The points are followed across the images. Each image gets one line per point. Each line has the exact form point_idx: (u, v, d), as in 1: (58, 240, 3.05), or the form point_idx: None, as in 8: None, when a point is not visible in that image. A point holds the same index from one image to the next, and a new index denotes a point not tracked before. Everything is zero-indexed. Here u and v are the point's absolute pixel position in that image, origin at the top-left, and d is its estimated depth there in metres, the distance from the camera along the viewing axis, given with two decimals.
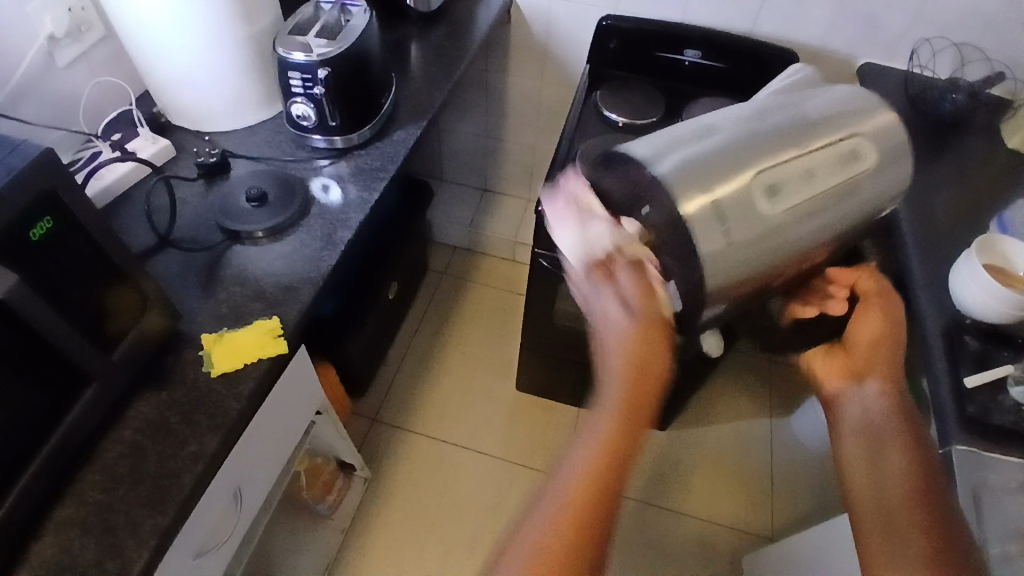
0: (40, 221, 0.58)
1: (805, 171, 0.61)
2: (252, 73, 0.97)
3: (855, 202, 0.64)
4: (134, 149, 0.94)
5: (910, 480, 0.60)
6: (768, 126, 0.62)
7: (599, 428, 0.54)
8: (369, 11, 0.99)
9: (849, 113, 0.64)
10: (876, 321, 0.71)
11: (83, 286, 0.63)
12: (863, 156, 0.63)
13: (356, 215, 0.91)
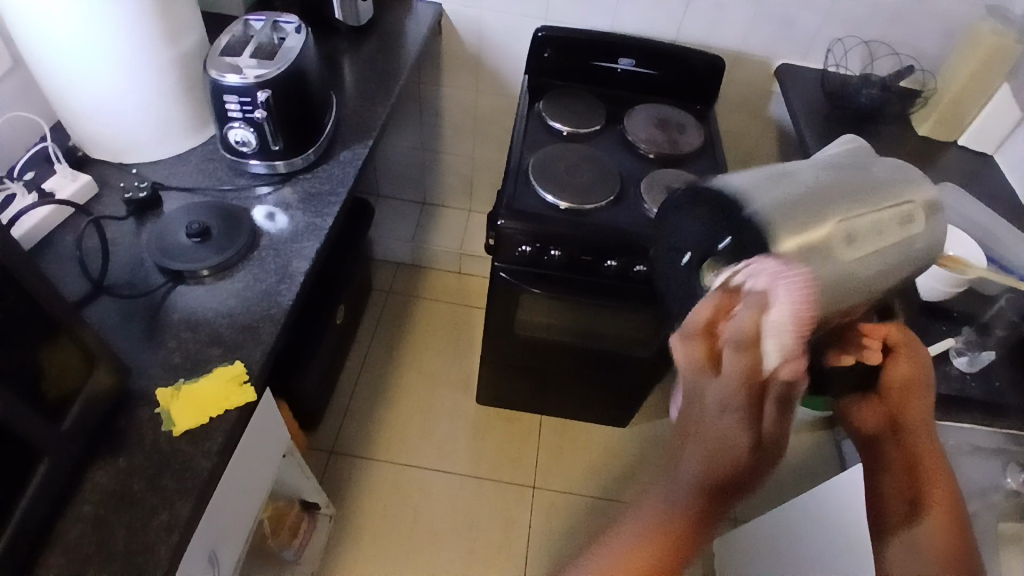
0: None
1: (865, 223, 0.52)
2: (180, 98, 0.90)
3: (909, 258, 0.54)
4: (52, 188, 0.85)
5: (949, 541, 0.47)
6: (839, 182, 0.54)
7: (634, 529, 0.39)
8: (305, 27, 0.95)
9: (913, 178, 0.56)
10: (914, 377, 0.58)
11: (20, 350, 0.56)
12: (918, 220, 0.54)
13: (312, 243, 0.86)
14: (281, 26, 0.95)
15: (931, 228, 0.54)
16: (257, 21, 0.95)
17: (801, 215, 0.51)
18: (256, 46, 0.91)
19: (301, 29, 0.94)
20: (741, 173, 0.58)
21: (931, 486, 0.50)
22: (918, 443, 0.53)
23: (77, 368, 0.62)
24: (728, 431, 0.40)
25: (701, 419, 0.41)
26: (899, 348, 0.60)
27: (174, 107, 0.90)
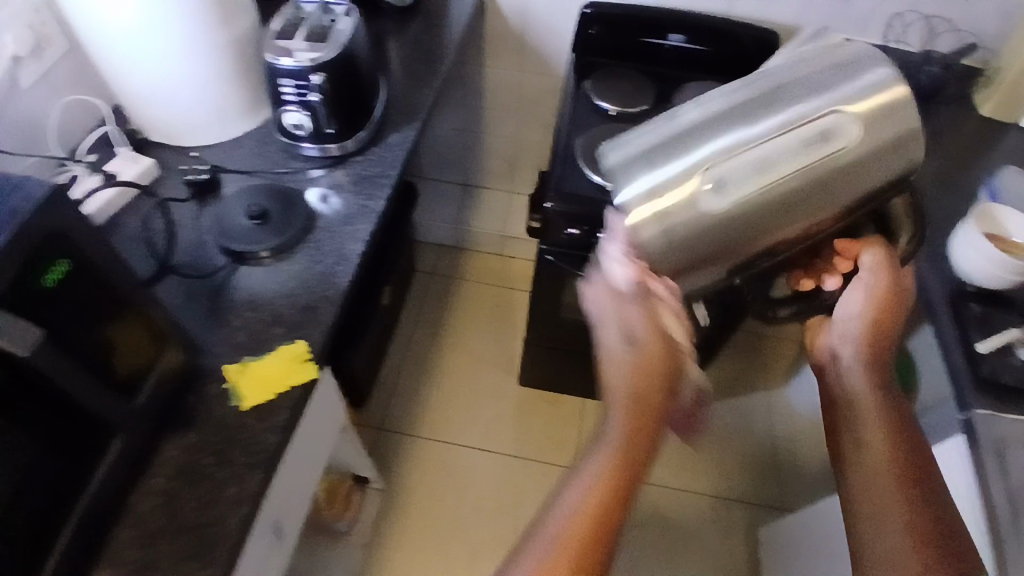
0: (56, 264, 0.53)
1: (770, 156, 0.65)
2: (237, 82, 0.91)
3: (832, 174, 0.66)
4: (116, 171, 0.88)
5: (898, 470, 0.61)
6: (765, 115, 0.65)
7: (578, 497, 0.56)
8: (355, 10, 0.95)
9: (874, 93, 0.66)
10: (897, 293, 0.70)
11: (99, 330, 0.58)
12: (836, 136, 0.65)
13: (366, 225, 0.87)
14: (331, 9, 0.95)
15: (855, 138, 0.65)
16: (307, 4, 0.95)
17: (696, 166, 0.65)
18: (308, 29, 0.91)
19: (352, 12, 0.94)
20: (644, 124, 0.71)
21: (895, 426, 0.63)
22: (858, 391, 0.66)
23: (149, 346, 0.65)
24: (626, 379, 0.60)
25: (611, 356, 0.62)
26: (881, 263, 0.72)
27: (230, 91, 0.92)
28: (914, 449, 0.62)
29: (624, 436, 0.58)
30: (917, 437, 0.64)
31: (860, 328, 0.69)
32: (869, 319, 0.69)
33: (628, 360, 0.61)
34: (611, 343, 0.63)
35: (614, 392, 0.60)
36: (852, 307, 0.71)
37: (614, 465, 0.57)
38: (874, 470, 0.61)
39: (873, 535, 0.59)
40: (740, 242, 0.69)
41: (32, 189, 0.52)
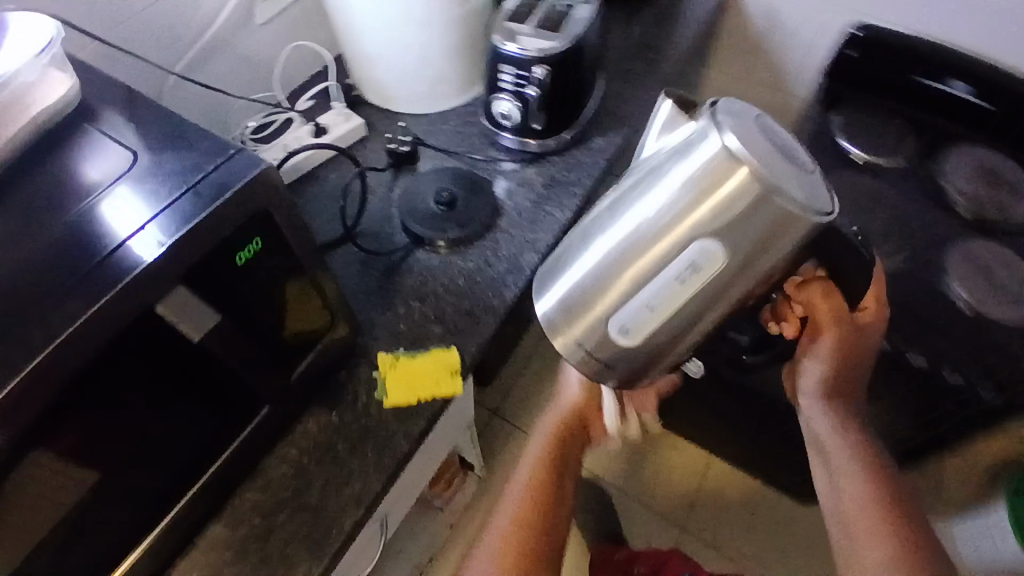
0: (250, 243, 0.50)
1: (658, 295, 0.48)
2: (457, 56, 0.88)
3: (741, 277, 0.48)
4: (325, 125, 0.87)
5: (873, 502, 0.55)
6: (612, 249, 0.50)
7: (506, 518, 0.58)
8: (597, 7, 0.86)
9: (712, 185, 0.45)
10: (857, 339, 0.61)
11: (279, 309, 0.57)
12: (707, 253, 0.46)
13: (546, 236, 0.81)
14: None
15: (727, 254, 0.46)
16: None
17: (589, 314, 0.52)
18: (542, 14, 0.85)
19: (592, 3, 0.86)
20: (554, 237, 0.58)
21: (872, 471, 0.57)
22: (826, 429, 0.60)
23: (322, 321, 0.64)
24: (565, 413, 0.65)
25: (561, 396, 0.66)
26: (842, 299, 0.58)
27: (448, 65, 0.88)
28: (889, 488, 0.56)
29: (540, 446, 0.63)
30: (894, 478, 0.57)
31: (818, 381, 0.61)
32: (827, 357, 0.60)
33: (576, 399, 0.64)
34: (575, 380, 0.65)
35: (547, 422, 0.65)
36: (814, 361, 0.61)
37: (543, 467, 0.61)
38: (852, 515, 0.55)
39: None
40: (666, 355, 0.54)
41: (246, 171, 0.49)
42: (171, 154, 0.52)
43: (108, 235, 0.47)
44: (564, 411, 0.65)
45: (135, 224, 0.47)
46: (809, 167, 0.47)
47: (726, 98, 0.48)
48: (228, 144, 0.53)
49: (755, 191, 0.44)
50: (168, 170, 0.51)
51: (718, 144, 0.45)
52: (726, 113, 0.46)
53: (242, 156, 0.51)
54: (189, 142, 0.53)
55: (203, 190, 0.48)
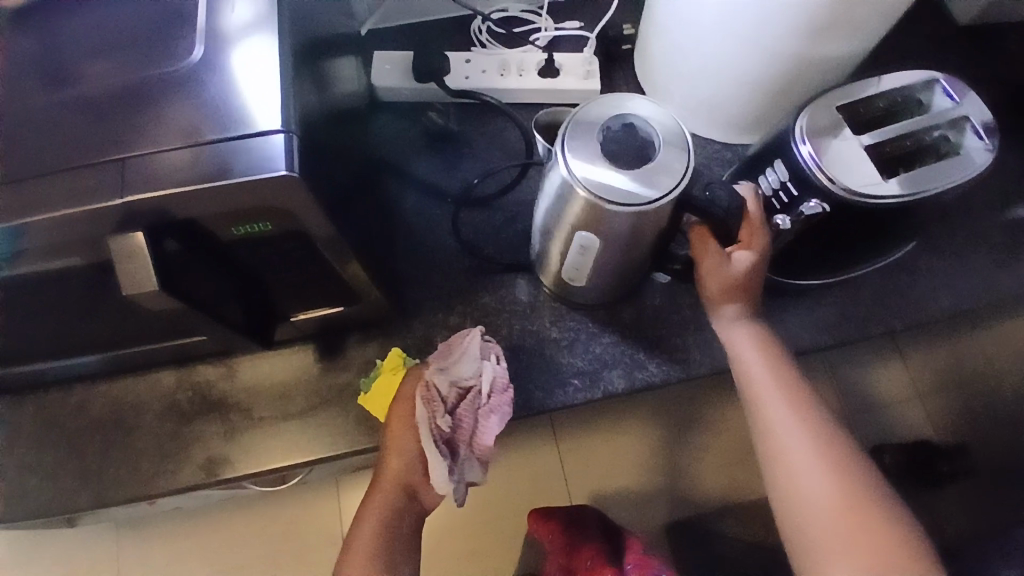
0: (254, 223, 0.42)
1: (576, 260, 0.57)
2: (751, 95, 0.64)
3: (636, 241, 0.53)
4: (561, 62, 0.71)
5: (803, 428, 0.52)
6: (536, 219, 0.58)
7: None
8: (992, 157, 0.55)
9: (562, 199, 0.50)
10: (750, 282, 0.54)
11: (284, 273, 0.50)
12: (591, 240, 0.53)
13: (654, 370, 0.63)
14: (963, 128, 0.57)
15: (602, 236, 0.52)
16: (946, 95, 0.57)
17: (541, 270, 0.63)
18: (897, 132, 0.55)
19: (981, 159, 0.55)
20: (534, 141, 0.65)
21: (792, 397, 0.53)
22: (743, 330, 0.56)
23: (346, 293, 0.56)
24: (408, 438, 0.56)
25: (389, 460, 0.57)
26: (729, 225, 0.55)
27: (737, 95, 0.65)
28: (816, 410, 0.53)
29: (387, 488, 0.57)
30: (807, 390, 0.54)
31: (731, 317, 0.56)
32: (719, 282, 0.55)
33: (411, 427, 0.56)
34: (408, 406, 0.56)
35: (392, 462, 0.56)
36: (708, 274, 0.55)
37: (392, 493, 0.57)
38: (812, 498, 0.50)
39: (794, 497, 0.51)
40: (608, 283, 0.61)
41: (255, 165, 0.38)
42: (223, 83, 0.41)
43: (126, 133, 0.40)
44: (404, 437, 0.56)
45: (120, 151, 0.40)
46: (659, 117, 0.49)
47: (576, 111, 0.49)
48: (283, 107, 0.40)
49: (589, 201, 0.48)
50: (203, 104, 0.41)
51: (567, 163, 0.48)
52: (573, 130, 0.48)
53: (273, 139, 0.39)
54: (254, 77, 0.41)
55: (205, 159, 0.39)
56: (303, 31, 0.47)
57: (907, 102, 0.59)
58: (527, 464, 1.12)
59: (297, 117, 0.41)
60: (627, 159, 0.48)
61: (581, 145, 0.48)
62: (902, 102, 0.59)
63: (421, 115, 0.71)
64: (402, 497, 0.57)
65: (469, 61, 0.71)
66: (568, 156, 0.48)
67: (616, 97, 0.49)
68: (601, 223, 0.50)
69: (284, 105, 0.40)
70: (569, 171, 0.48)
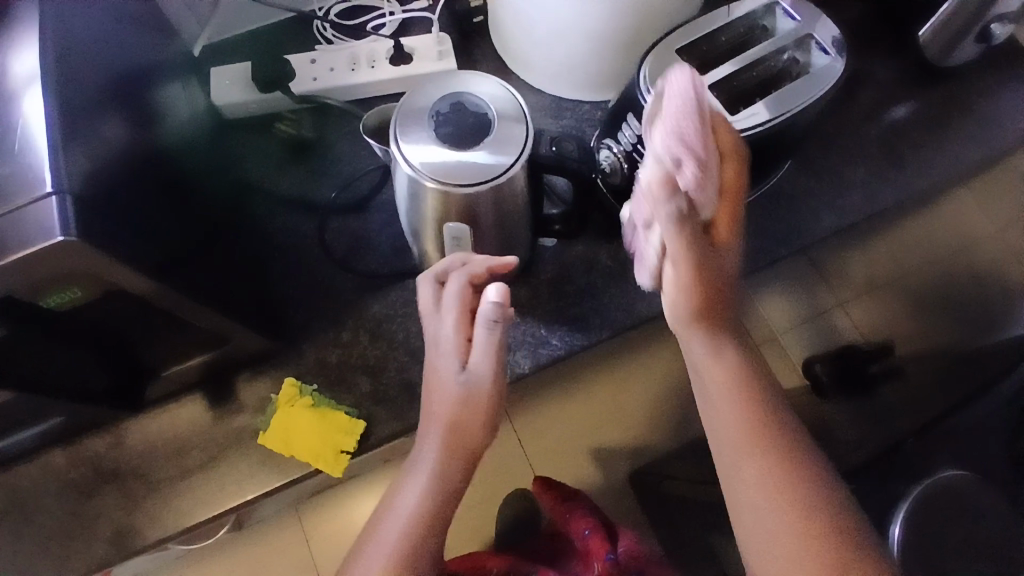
0: (64, 292, 0.41)
1: (454, 254, 0.55)
2: (603, 51, 0.63)
3: (501, 222, 0.51)
4: (414, 47, 0.68)
5: (751, 430, 0.47)
6: (404, 221, 0.55)
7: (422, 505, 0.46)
8: (841, 68, 0.54)
9: (412, 196, 0.48)
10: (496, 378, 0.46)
11: (128, 327, 0.48)
12: (458, 235, 0.51)
13: (558, 343, 0.62)
14: (809, 45, 0.56)
15: (466, 227, 0.50)
16: (788, 16, 0.57)
17: (428, 267, 0.61)
18: (740, 66, 0.55)
19: (830, 74, 0.54)
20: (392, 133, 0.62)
21: (742, 388, 0.48)
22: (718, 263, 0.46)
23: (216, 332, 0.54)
24: (445, 413, 0.46)
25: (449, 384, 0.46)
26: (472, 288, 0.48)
27: (590, 51, 0.63)
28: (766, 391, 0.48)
29: (438, 445, 0.46)
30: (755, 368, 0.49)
31: (687, 306, 0.47)
32: (463, 348, 0.47)
33: (448, 398, 0.46)
34: (435, 366, 0.47)
35: (437, 426, 0.46)
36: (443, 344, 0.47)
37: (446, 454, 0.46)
38: (740, 483, 0.47)
39: (749, 493, 0.46)
40: None
41: (34, 233, 0.36)
42: None
43: None
44: (446, 406, 0.46)
45: None
46: (491, 92, 0.48)
47: (403, 102, 0.47)
48: (55, 167, 0.37)
49: (436, 193, 0.46)
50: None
51: (410, 158, 0.45)
52: (402, 124, 0.46)
53: (47, 205, 0.36)
54: (22, 142, 0.38)
55: None
56: (82, 77, 0.43)
57: (753, 30, 0.59)
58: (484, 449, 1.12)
59: (75, 172, 0.38)
60: (472, 140, 0.46)
61: (416, 136, 0.46)
62: (748, 31, 0.58)
63: (271, 127, 0.68)
64: (454, 458, 0.46)
65: (315, 61, 0.67)
66: (411, 150, 0.46)
67: (444, 81, 0.48)
68: (458, 214, 0.48)
69: (54, 165, 0.37)
70: (416, 166, 0.45)
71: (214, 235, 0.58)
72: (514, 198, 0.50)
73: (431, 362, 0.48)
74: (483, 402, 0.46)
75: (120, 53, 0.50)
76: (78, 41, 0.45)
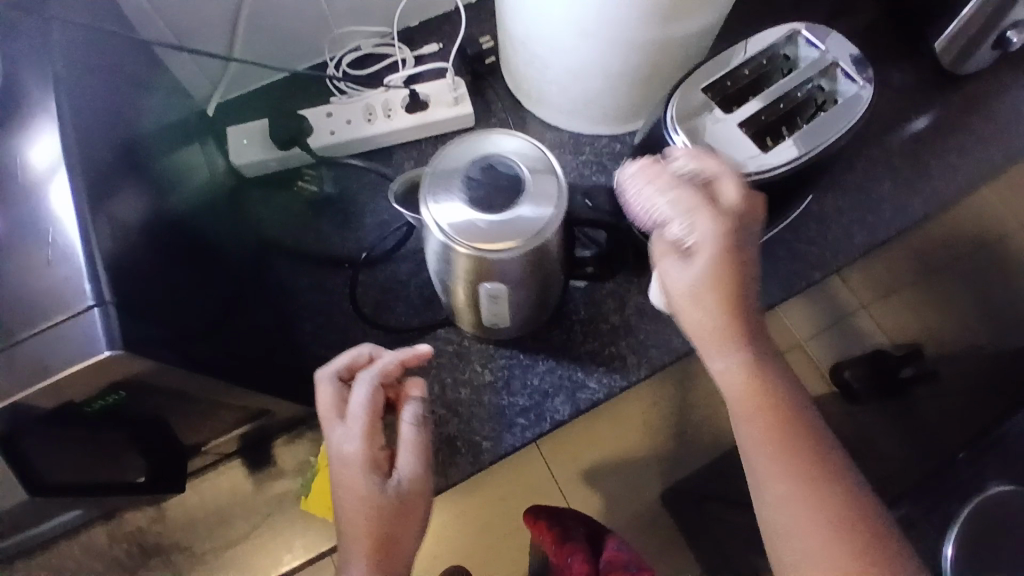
0: (106, 396, 0.42)
1: (490, 308, 0.54)
2: (621, 88, 0.63)
3: (534, 277, 0.51)
4: (429, 93, 0.68)
5: (800, 468, 0.42)
6: (435, 278, 0.55)
7: None
8: (869, 96, 0.53)
9: (446, 259, 0.48)
10: (420, 479, 0.48)
11: (164, 410, 0.49)
12: (495, 293, 0.51)
13: (595, 386, 0.62)
14: (833, 74, 0.55)
15: (503, 288, 0.50)
16: (810, 45, 0.56)
17: (459, 317, 0.60)
18: (766, 100, 0.54)
19: (858, 103, 0.53)
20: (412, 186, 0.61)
21: (785, 428, 0.43)
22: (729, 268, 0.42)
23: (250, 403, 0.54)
24: (359, 513, 0.46)
25: (348, 488, 0.46)
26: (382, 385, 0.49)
27: (607, 89, 0.63)
28: (787, 399, 0.43)
29: (360, 540, 0.46)
30: (773, 369, 0.43)
31: (711, 321, 0.42)
32: (375, 461, 0.47)
33: (357, 502, 0.46)
34: (341, 476, 0.47)
35: (358, 548, 0.46)
36: (350, 460, 0.46)
37: (367, 560, 0.46)
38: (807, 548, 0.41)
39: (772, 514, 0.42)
40: (526, 317, 0.59)
41: (76, 350, 0.37)
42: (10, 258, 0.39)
43: None
44: (357, 511, 0.46)
45: None
46: (519, 149, 0.47)
47: (431, 164, 0.47)
48: (93, 274, 0.38)
49: (469, 258, 0.46)
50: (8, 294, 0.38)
51: (441, 220, 0.45)
52: (433, 187, 0.46)
53: (87, 318, 0.37)
54: (50, 254, 0.39)
55: (23, 356, 0.37)
56: (99, 157, 0.43)
57: (774, 60, 0.58)
58: (517, 475, 1.11)
59: (108, 279, 0.39)
60: (506, 198, 0.45)
61: (446, 200, 0.46)
62: (768, 61, 0.58)
63: (292, 183, 0.67)
64: (383, 564, 0.46)
65: (331, 114, 0.67)
66: (441, 212, 0.45)
67: (470, 139, 0.48)
68: (491, 276, 0.48)
69: (90, 275, 0.38)
70: (447, 228, 0.45)
71: (237, 304, 0.57)
72: (547, 256, 0.49)
73: (337, 475, 0.47)
74: (392, 497, 0.46)
75: (128, 119, 0.49)
76: (89, 116, 0.44)
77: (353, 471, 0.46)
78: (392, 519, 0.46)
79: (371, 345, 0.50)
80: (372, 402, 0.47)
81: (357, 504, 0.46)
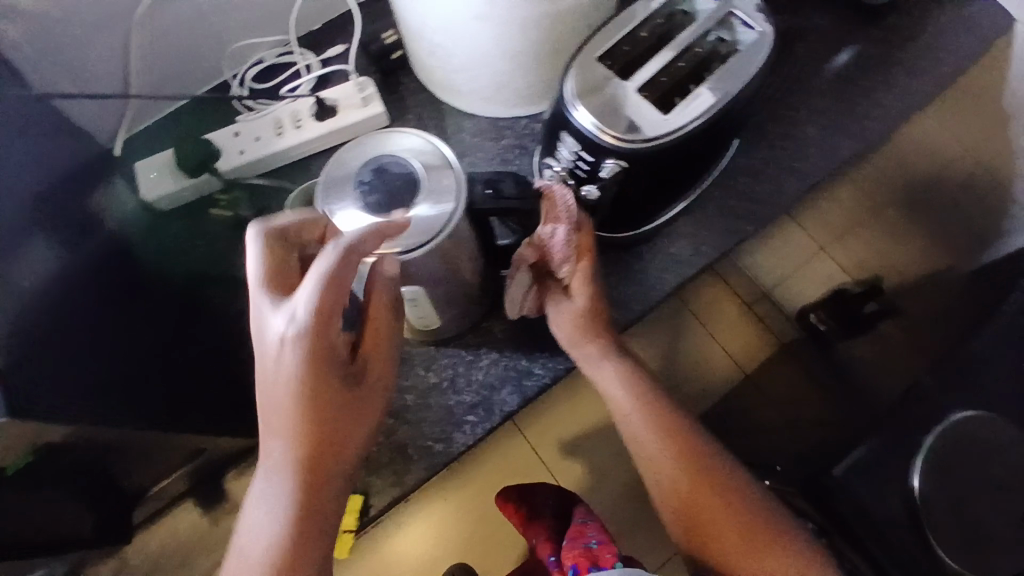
0: (12, 463, 0.42)
1: (415, 310, 0.53)
2: (524, 67, 0.61)
3: (452, 276, 0.50)
4: (336, 98, 0.66)
5: (666, 434, 0.57)
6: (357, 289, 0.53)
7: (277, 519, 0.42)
8: (769, 43, 0.52)
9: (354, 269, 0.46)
10: (374, 375, 0.46)
11: (90, 461, 0.48)
12: (414, 295, 0.50)
13: (542, 372, 0.61)
14: (732, 23, 0.54)
15: (420, 291, 0.49)
16: None
17: None
18: (666, 61, 0.53)
19: (759, 51, 0.52)
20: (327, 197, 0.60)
21: (656, 410, 0.58)
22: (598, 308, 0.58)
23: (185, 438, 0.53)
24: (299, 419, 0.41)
25: (299, 384, 0.41)
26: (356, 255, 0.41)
27: (511, 70, 0.61)
28: (674, 422, 0.58)
29: (296, 445, 0.42)
30: (658, 397, 0.59)
31: (561, 334, 0.58)
32: (332, 343, 0.41)
33: (300, 391, 0.41)
34: (282, 360, 0.40)
35: (296, 465, 0.42)
36: (306, 340, 0.40)
37: (302, 467, 0.42)
38: (681, 493, 0.56)
39: (680, 520, 0.56)
40: (460, 314, 0.58)
41: None
42: None
43: None
44: (297, 416, 0.41)
45: None
46: (412, 145, 0.45)
47: (323, 174, 0.45)
48: None
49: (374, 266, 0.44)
50: None
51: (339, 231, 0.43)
52: (326, 198, 0.44)
53: None
54: None
55: None
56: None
57: (673, 17, 0.56)
58: (503, 464, 1.10)
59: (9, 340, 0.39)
60: (404, 199, 0.43)
61: (340, 209, 0.44)
62: (667, 20, 0.56)
63: (207, 213, 0.65)
64: (318, 478, 0.43)
65: (237, 134, 0.65)
66: (338, 225, 0.43)
67: (361, 143, 0.46)
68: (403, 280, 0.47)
69: None
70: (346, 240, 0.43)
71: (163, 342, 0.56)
72: (460, 252, 0.48)
73: (286, 359, 0.40)
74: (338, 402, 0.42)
75: (25, 174, 0.47)
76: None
77: (311, 359, 0.40)
78: (343, 419, 0.43)
79: (325, 210, 0.44)
80: (344, 271, 0.40)
81: (309, 400, 0.41)
